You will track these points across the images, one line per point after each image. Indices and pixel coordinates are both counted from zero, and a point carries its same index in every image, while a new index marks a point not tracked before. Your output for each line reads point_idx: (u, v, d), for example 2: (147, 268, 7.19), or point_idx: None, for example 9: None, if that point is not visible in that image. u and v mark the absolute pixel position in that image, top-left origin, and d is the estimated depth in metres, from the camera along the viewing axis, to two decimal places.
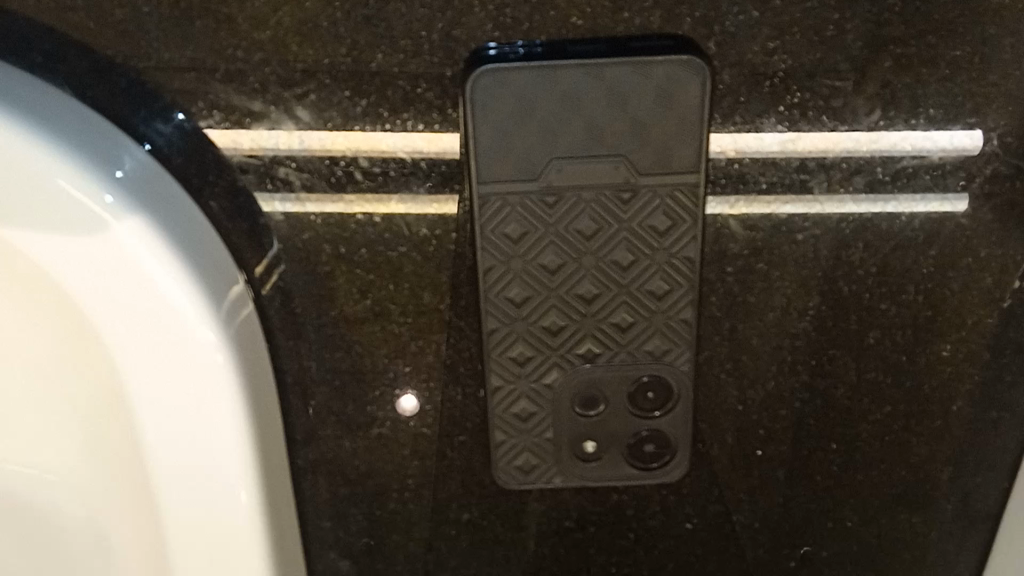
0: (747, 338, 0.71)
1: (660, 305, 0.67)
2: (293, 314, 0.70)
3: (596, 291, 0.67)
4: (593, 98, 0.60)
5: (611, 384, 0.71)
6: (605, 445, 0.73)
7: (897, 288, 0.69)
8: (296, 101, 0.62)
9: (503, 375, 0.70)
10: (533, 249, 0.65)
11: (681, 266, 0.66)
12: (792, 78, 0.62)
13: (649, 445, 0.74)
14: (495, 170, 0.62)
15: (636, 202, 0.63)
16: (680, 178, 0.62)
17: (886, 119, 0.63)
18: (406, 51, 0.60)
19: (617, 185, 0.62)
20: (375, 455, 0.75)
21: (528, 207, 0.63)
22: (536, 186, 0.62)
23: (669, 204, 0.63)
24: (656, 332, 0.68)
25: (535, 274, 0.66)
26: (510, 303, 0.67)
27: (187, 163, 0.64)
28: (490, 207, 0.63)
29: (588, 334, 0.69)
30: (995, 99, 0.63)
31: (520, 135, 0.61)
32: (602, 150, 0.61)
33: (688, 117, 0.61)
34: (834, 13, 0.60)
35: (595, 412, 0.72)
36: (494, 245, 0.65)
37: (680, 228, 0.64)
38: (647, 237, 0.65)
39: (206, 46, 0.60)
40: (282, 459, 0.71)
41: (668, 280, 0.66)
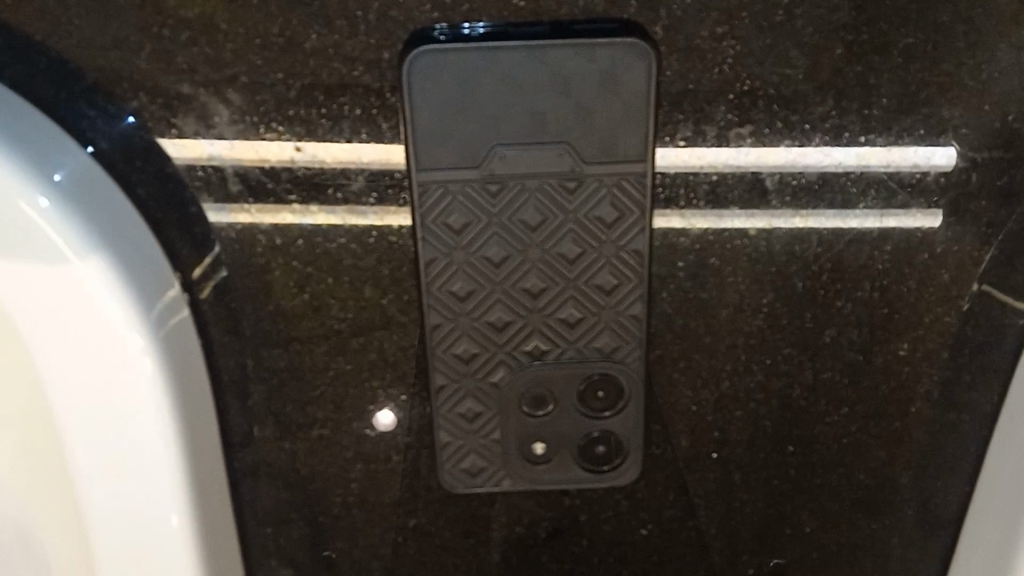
0: (699, 336, 0.69)
1: (609, 300, 0.65)
2: (228, 308, 0.67)
3: (542, 285, 0.64)
4: (535, 82, 0.58)
5: (560, 383, 0.69)
6: (554, 447, 0.71)
7: (852, 285, 0.67)
8: (227, 84, 0.59)
9: (447, 373, 0.67)
10: (476, 240, 0.62)
11: (629, 259, 0.64)
12: (742, 65, 0.60)
13: (601, 447, 0.71)
14: (435, 157, 0.60)
15: (582, 191, 0.61)
16: (627, 167, 0.60)
17: (838, 109, 0.62)
18: (342, 32, 0.58)
19: (562, 173, 0.60)
20: (317, 457, 0.73)
21: (470, 197, 0.61)
22: (478, 174, 0.60)
23: (616, 194, 0.61)
24: (604, 328, 0.66)
25: (479, 266, 0.63)
26: (453, 299, 0.65)
27: (113, 149, 0.61)
28: (431, 196, 0.61)
29: (535, 330, 0.66)
30: (949, 89, 0.62)
31: (461, 120, 0.59)
32: (546, 136, 0.59)
33: (634, 103, 0.59)
34: None
35: (544, 412, 0.70)
36: (435, 236, 0.62)
37: (628, 220, 0.62)
38: (595, 228, 0.62)
39: (132, 24, 0.58)
40: (218, 470, 0.68)
41: (616, 275, 0.64)
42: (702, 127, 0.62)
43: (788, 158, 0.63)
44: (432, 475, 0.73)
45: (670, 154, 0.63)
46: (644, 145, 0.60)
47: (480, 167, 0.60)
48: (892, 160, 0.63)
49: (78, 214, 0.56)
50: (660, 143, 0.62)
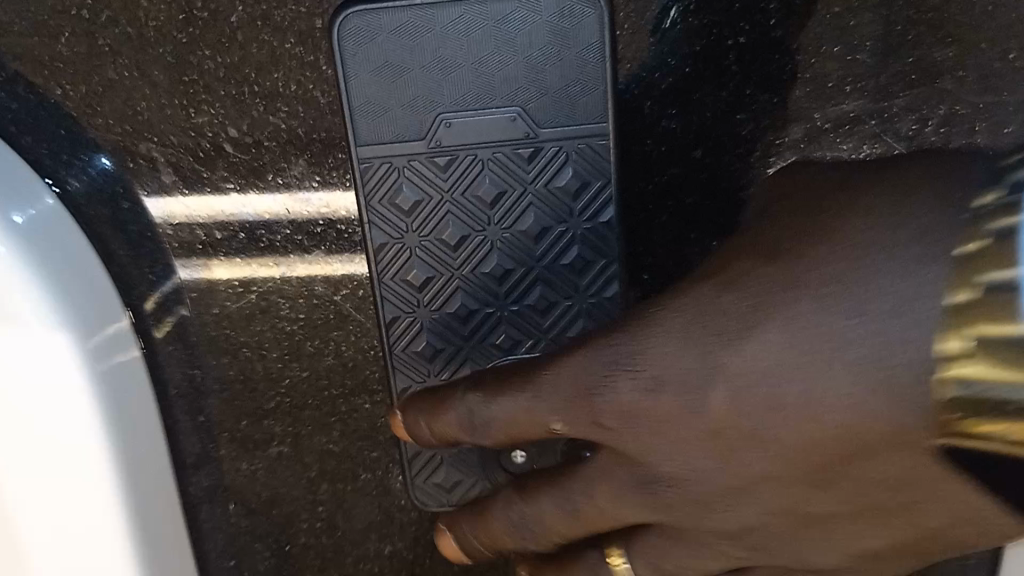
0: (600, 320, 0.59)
1: (582, 281, 0.58)
2: (172, 314, 0.62)
3: (507, 268, 0.58)
4: (477, 39, 0.54)
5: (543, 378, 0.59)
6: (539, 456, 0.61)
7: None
8: (152, 64, 0.55)
9: (412, 376, 0.59)
10: (429, 221, 0.57)
11: (600, 233, 0.58)
12: (706, 12, 0.55)
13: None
14: (375, 130, 0.55)
15: (540, 158, 0.56)
16: (586, 129, 0.56)
17: (818, 55, 0.56)
18: (269, 1, 0.54)
19: (517, 140, 0.56)
20: (279, 477, 0.66)
21: (419, 171, 0.56)
22: (424, 146, 0.56)
23: (578, 162, 0.56)
24: (577, 316, 0.59)
25: (435, 250, 0.58)
26: (408, 289, 0.58)
27: (35, 143, 0.57)
28: (377, 170, 0.56)
29: (504, 321, 0.59)
30: (940, 28, 0.56)
31: (401, 88, 0.55)
32: (495, 97, 0.55)
33: (588, 58, 0.54)
34: None
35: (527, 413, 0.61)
36: (383, 217, 0.57)
37: (594, 188, 0.57)
38: (558, 201, 0.57)
39: (47, 6, 0.54)
40: (179, 509, 0.62)
41: (586, 254, 0.58)
42: (669, 85, 0.57)
43: (769, 115, 0.57)
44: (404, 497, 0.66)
45: (637, 115, 0.58)
46: (603, 103, 0.55)
47: (427, 138, 0.55)
48: None
49: (30, 255, 0.52)
50: (624, 104, 0.57)
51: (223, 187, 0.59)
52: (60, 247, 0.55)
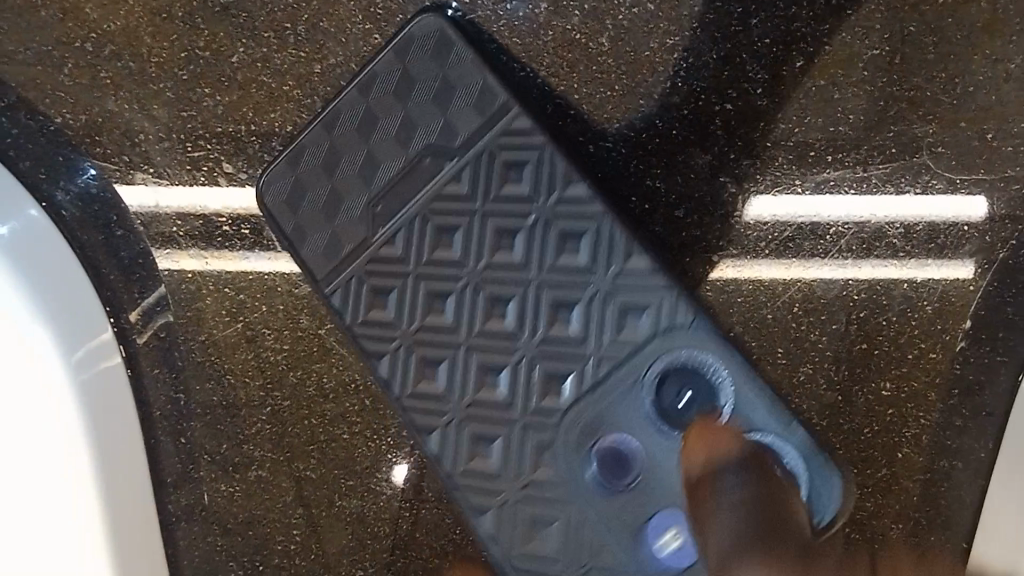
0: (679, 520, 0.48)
1: (587, 264, 0.54)
2: (159, 339, 0.64)
3: (507, 295, 0.55)
4: (355, 101, 0.56)
5: (672, 431, 0.53)
6: (755, 513, 0.49)
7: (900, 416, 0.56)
8: (152, 100, 0.59)
9: (484, 495, 0.55)
10: (417, 344, 0.56)
11: (570, 200, 0.54)
12: (694, 77, 0.57)
13: (741, 487, 0.49)
14: (338, 240, 0.56)
15: (489, 198, 0.55)
16: (504, 143, 0.55)
17: (801, 125, 0.57)
18: (271, 45, 0.58)
19: (446, 175, 0.55)
20: (254, 501, 0.66)
21: (385, 268, 0.56)
22: (377, 235, 0.56)
23: (504, 155, 0.55)
24: (615, 312, 0.53)
25: (433, 335, 0.56)
26: (472, 465, 0.55)
27: (35, 167, 0.61)
28: (356, 257, 0.56)
29: (582, 431, 0.54)
30: (921, 105, 0.57)
31: (337, 187, 0.56)
32: (405, 145, 0.55)
33: (459, 63, 0.55)
34: (737, 7, 0.56)
35: (701, 477, 0.50)
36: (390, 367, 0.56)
37: (532, 167, 0.55)
38: (512, 206, 0.55)
39: (54, 37, 0.59)
40: (153, 518, 0.64)
41: (572, 248, 0.54)
42: (655, 145, 0.58)
43: (753, 178, 0.58)
44: (406, 504, 0.64)
45: (625, 174, 0.59)
46: (508, 117, 0.55)
47: (374, 219, 0.56)
48: (907, 210, 0.57)
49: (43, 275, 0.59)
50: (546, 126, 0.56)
51: (214, 220, 0.61)
52: (49, 265, 0.60)
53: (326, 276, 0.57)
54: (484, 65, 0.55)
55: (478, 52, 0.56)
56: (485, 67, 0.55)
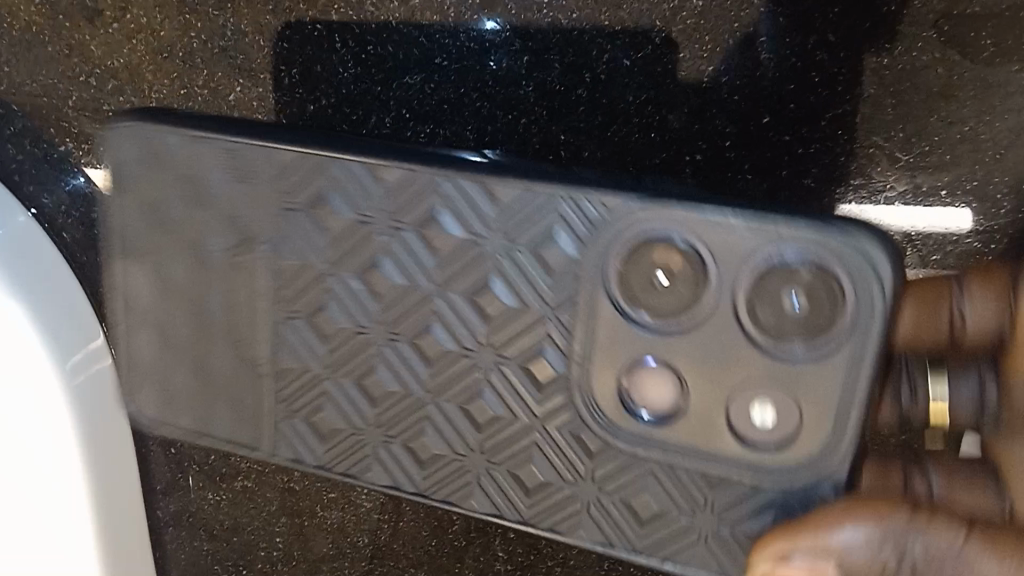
0: (770, 418, 0.47)
1: (473, 246, 0.50)
2: None
3: (441, 316, 0.52)
4: (140, 278, 0.57)
5: (682, 309, 0.48)
6: (842, 307, 0.45)
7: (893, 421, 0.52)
8: None
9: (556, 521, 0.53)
10: (412, 410, 0.54)
11: (385, 189, 0.50)
12: (668, 130, 0.60)
13: (799, 301, 0.46)
14: (240, 418, 0.57)
15: (357, 236, 0.52)
16: (299, 194, 0.52)
17: (766, 177, 0.60)
18: (266, 85, 0.61)
19: (279, 253, 0.53)
20: (239, 509, 0.70)
21: (289, 383, 0.56)
22: (280, 325, 0.55)
23: (251, 192, 0.53)
24: (530, 253, 0.49)
25: (399, 369, 0.54)
26: (556, 507, 0.53)
27: (39, 191, 0.65)
28: (291, 387, 0.56)
29: (602, 355, 0.50)
30: (881, 160, 0.58)
31: (227, 310, 0.55)
32: (238, 250, 0.54)
33: (169, 155, 0.54)
34: (705, 66, 0.58)
35: (753, 319, 0.47)
36: (392, 459, 0.55)
37: (280, 182, 0.52)
38: (365, 219, 0.51)
39: (60, 71, 0.62)
40: (140, 521, 0.70)
41: (449, 220, 0.50)
42: None
43: None
44: (383, 516, 0.68)
45: None
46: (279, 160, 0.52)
47: (242, 381, 0.57)
48: (892, 218, 0.59)
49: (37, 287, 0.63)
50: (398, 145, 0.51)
51: None
52: (49, 274, 0.64)
53: (262, 443, 0.57)
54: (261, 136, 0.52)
55: (173, 119, 0.54)
56: (224, 132, 0.52)
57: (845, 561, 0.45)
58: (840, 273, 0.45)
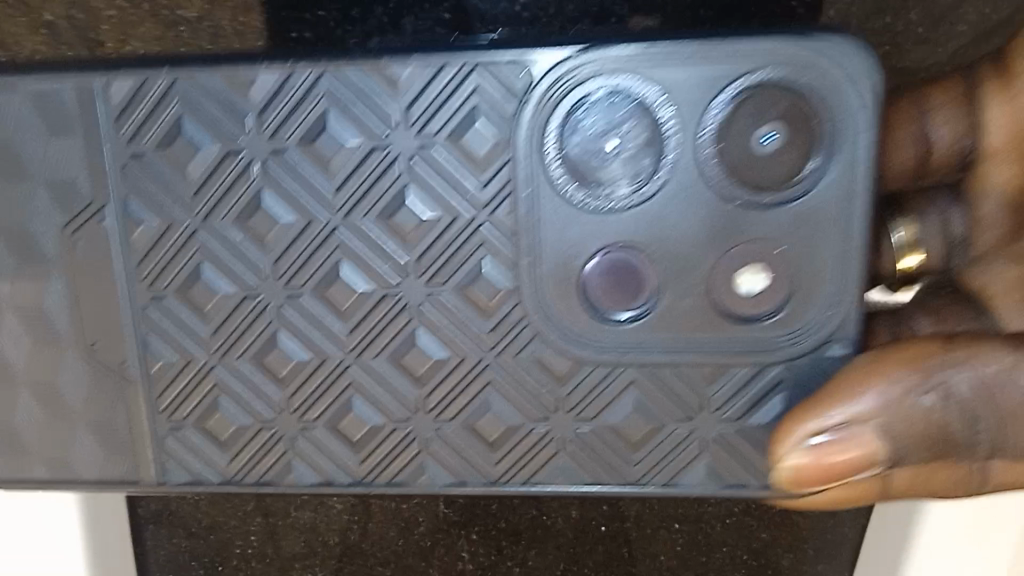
0: (780, 136, 0.55)
1: (366, 140, 0.58)
2: None
3: (235, 209, 0.60)
4: (13, 330, 0.64)
5: (640, 138, 0.57)
6: (819, 111, 0.54)
7: (739, 407, 0.62)
8: None
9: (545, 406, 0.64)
10: (340, 381, 0.64)
11: (201, 114, 0.58)
12: None
13: (774, 137, 0.55)
14: (112, 449, 0.67)
15: (224, 166, 0.59)
16: (148, 137, 0.59)
17: None
18: None
19: (133, 226, 0.61)
20: (219, 510, 0.79)
21: (159, 375, 0.64)
22: (138, 353, 0.64)
23: (157, 141, 0.59)
24: (445, 144, 0.57)
25: (318, 296, 0.62)
26: (523, 448, 0.64)
27: None
28: (181, 384, 0.64)
29: (531, 176, 0.58)
30: None
31: (80, 339, 0.64)
32: (29, 263, 0.62)
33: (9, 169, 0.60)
34: None
35: (737, 180, 0.56)
36: (331, 453, 0.66)
37: (135, 115, 0.58)
38: (226, 118, 0.58)
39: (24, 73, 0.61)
40: (119, 525, 0.79)
41: (386, 93, 0.57)
42: None
43: None
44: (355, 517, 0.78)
45: None
46: (129, 116, 0.58)
47: (104, 406, 0.66)
48: None
49: None
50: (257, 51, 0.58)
51: None
52: None
53: (148, 474, 0.67)
54: (85, 70, 0.57)
55: (14, 70, 0.58)
56: (58, 76, 0.58)
57: (881, 419, 0.49)
58: (815, 94, 0.54)
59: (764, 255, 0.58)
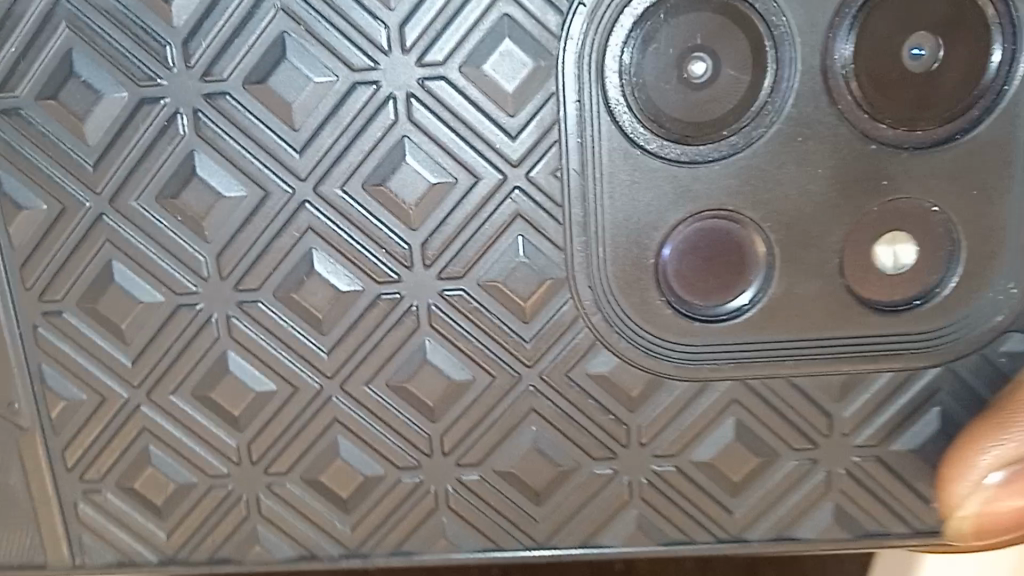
0: (925, 49, 0.41)
1: (346, 73, 0.42)
2: None
3: (168, 186, 0.44)
4: None
5: (739, 52, 0.41)
6: (975, 13, 0.41)
7: (880, 430, 0.46)
8: None
9: (610, 444, 0.47)
10: (324, 416, 0.47)
11: (102, 44, 0.42)
12: None
13: (920, 52, 0.41)
14: (3, 519, 0.50)
15: (143, 118, 0.43)
16: (26, 84, 0.43)
17: None
18: None
19: (6, 207, 0.44)
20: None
21: (62, 421, 0.48)
22: (32, 388, 0.47)
23: (40, 95, 0.43)
24: (463, 71, 0.42)
25: (293, 308, 0.45)
26: (579, 497, 0.48)
27: None
28: (90, 437, 0.48)
29: (581, 114, 0.42)
30: None
31: None
32: None
33: None
34: (781, 58, 0.41)
35: (873, 108, 0.42)
36: (318, 512, 0.49)
37: (21, 59, 0.42)
38: (141, 47, 0.42)
39: None
40: None
41: (372, 4, 0.41)
42: None
43: None
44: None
45: None
46: (1, 58, 0.42)
47: None
48: None
49: None
50: None
51: None
52: None
53: (60, 555, 0.51)
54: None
55: None
56: None
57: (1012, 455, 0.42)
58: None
59: (910, 215, 0.43)
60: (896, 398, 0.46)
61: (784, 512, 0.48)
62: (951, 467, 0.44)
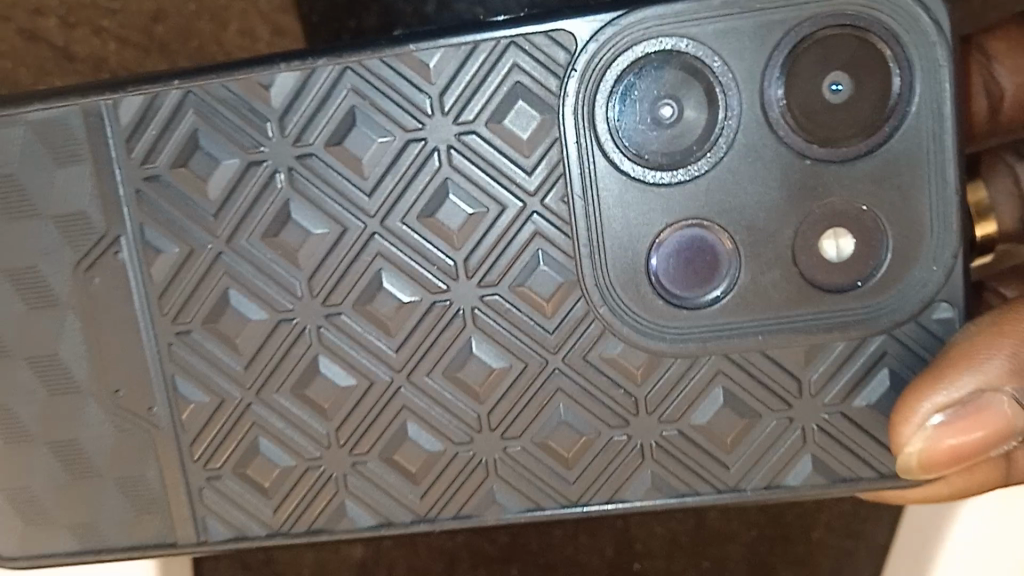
0: (843, 84, 0.53)
1: (400, 134, 0.55)
2: None
3: (269, 227, 0.57)
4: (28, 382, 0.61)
5: (698, 98, 0.54)
6: (880, 57, 0.53)
7: (842, 390, 0.57)
8: (133, 163, 0.57)
9: (624, 414, 0.58)
10: (395, 404, 0.60)
11: (220, 123, 0.56)
12: None
13: (839, 87, 0.53)
14: (142, 506, 0.63)
15: (250, 177, 0.57)
16: (163, 157, 0.57)
17: None
18: None
19: (149, 252, 0.58)
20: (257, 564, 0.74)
21: (189, 420, 0.61)
22: (167, 393, 0.61)
23: (174, 164, 0.57)
24: (489, 126, 0.55)
25: (367, 318, 0.58)
26: (602, 460, 0.59)
27: None
28: (211, 431, 0.61)
29: (581, 152, 0.55)
30: None
31: (98, 383, 0.61)
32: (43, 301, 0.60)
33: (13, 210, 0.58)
34: (731, 99, 0.54)
35: (806, 133, 0.54)
36: (393, 485, 0.61)
37: (159, 140, 0.57)
38: (250, 124, 0.56)
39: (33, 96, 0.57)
40: None
41: (420, 81, 0.54)
42: None
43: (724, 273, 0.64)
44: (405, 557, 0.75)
45: None
46: (146, 139, 0.57)
47: (134, 457, 0.62)
48: None
49: None
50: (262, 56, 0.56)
51: None
52: None
53: (187, 532, 0.63)
54: (90, 93, 0.56)
55: (23, 97, 0.57)
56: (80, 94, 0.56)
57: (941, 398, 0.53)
58: (880, 38, 0.53)
59: (846, 213, 0.55)
60: (852, 363, 0.57)
61: (771, 465, 0.58)
62: (900, 413, 0.54)
